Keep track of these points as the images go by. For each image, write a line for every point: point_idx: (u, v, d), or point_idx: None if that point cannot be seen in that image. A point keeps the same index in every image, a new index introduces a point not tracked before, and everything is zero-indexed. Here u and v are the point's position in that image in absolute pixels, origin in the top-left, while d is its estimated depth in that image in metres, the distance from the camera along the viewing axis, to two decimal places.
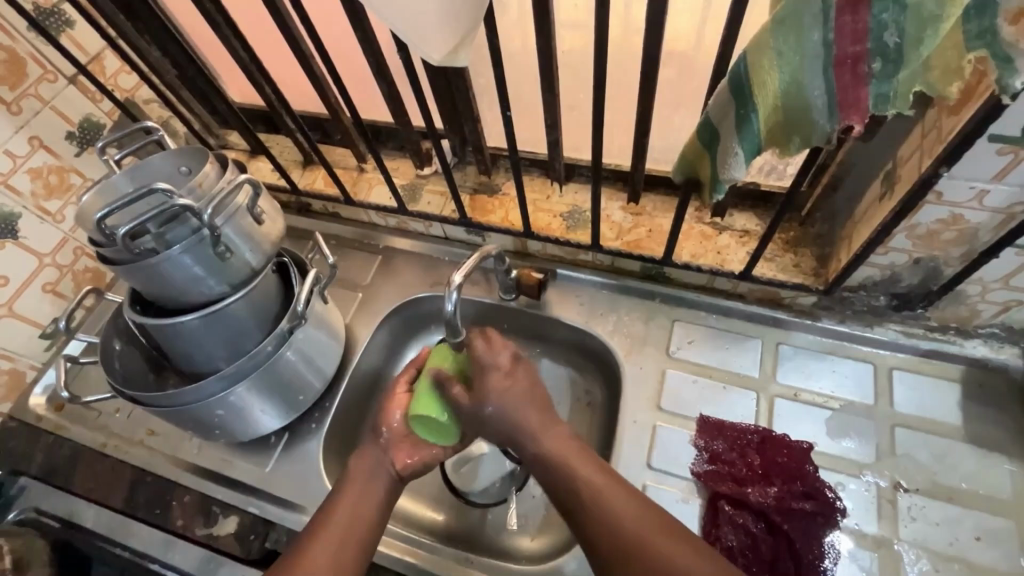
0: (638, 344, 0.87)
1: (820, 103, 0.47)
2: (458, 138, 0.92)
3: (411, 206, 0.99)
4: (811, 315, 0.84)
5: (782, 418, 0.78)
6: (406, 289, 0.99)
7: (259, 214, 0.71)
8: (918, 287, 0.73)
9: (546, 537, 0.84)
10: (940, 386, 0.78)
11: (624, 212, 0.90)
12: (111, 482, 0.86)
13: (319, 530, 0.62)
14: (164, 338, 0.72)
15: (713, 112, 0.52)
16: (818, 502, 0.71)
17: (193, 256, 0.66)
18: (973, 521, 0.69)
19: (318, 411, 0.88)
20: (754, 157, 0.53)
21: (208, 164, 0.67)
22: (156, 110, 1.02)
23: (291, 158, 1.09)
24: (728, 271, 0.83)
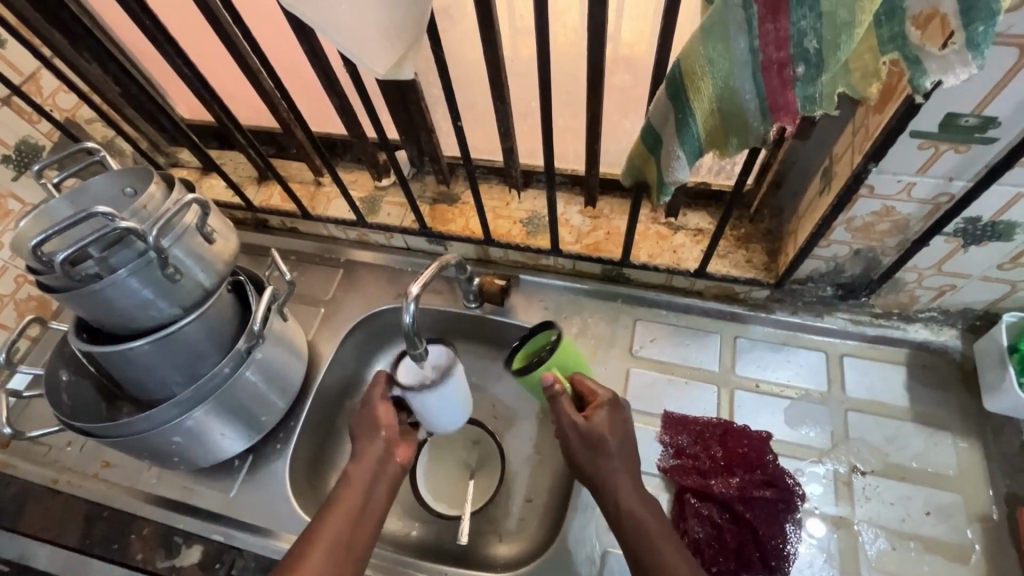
0: (603, 345, 0.88)
1: (752, 105, 0.49)
2: (414, 148, 0.92)
3: (370, 218, 0.98)
4: (766, 307, 0.87)
5: (742, 409, 0.81)
6: (369, 302, 0.98)
7: (209, 232, 0.69)
8: (861, 276, 0.76)
9: (519, 542, 0.84)
10: (888, 370, 0.81)
11: (582, 216, 0.91)
12: (64, 520, 0.82)
13: (315, 536, 0.64)
14: (114, 366, 0.70)
15: (654, 117, 0.54)
16: (778, 489, 0.72)
17: (142, 279, 0.64)
18: (923, 497, 0.72)
19: (283, 430, 0.87)
20: (695, 158, 0.55)
21: (152, 185, 0.65)
22: (100, 130, 0.99)
23: (245, 174, 1.07)
24: (683, 270, 0.85)
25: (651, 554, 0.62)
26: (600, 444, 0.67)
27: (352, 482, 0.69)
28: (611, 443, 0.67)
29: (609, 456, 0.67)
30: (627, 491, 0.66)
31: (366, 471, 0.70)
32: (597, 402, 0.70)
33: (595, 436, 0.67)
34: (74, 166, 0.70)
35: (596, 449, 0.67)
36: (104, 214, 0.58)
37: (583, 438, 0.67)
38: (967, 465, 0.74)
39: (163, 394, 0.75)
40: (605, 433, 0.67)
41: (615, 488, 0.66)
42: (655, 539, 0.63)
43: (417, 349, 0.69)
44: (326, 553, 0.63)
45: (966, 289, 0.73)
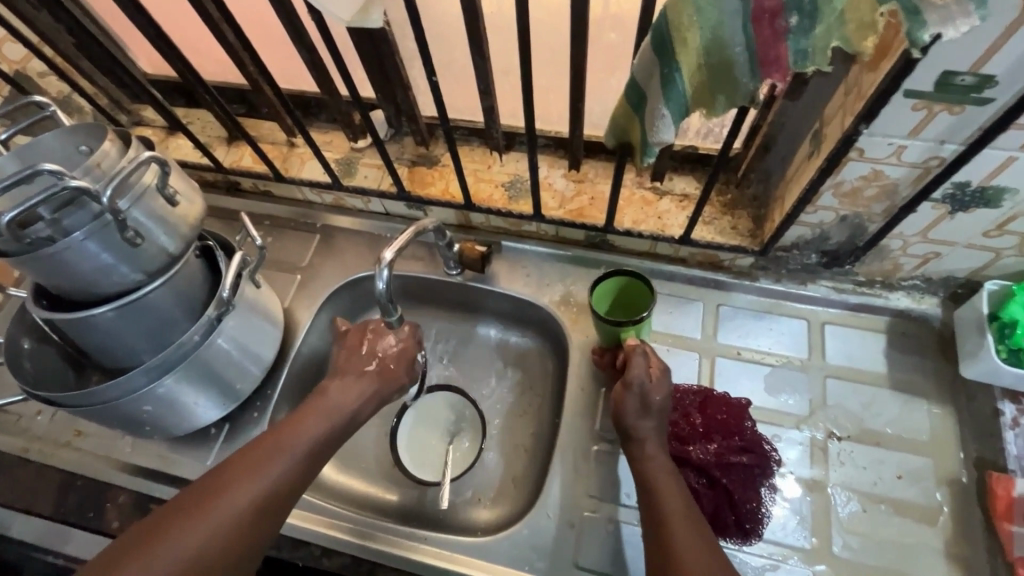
0: (585, 312, 0.87)
1: (741, 59, 0.47)
2: (391, 107, 0.88)
3: (346, 181, 0.94)
4: (750, 275, 0.86)
5: (723, 376, 0.81)
6: (347, 269, 0.96)
7: (172, 195, 0.66)
8: (846, 244, 0.75)
9: (500, 506, 0.85)
10: (868, 337, 0.82)
11: (566, 180, 0.89)
12: (36, 489, 0.81)
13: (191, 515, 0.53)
14: (77, 334, 0.67)
15: (638, 72, 0.51)
16: (755, 455, 0.73)
17: (100, 243, 0.60)
18: (896, 462, 0.74)
19: (260, 399, 0.85)
20: (682, 118, 0.52)
21: (107, 142, 0.61)
22: (55, 84, 0.93)
23: (214, 134, 1.02)
24: (668, 236, 0.84)
25: (661, 499, 0.61)
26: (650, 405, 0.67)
27: (265, 450, 0.59)
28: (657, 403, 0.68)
29: (649, 412, 0.67)
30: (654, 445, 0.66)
31: (306, 437, 0.62)
32: (655, 364, 0.70)
33: (641, 392, 0.68)
34: (22, 121, 0.66)
35: (644, 405, 0.68)
36: (52, 172, 0.54)
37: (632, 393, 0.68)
38: (941, 431, 0.75)
39: (131, 362, 0.73)
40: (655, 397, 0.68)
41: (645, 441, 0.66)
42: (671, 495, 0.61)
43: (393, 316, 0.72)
44: (207, 537, 0.52)
45: (951, 256, 0.72)
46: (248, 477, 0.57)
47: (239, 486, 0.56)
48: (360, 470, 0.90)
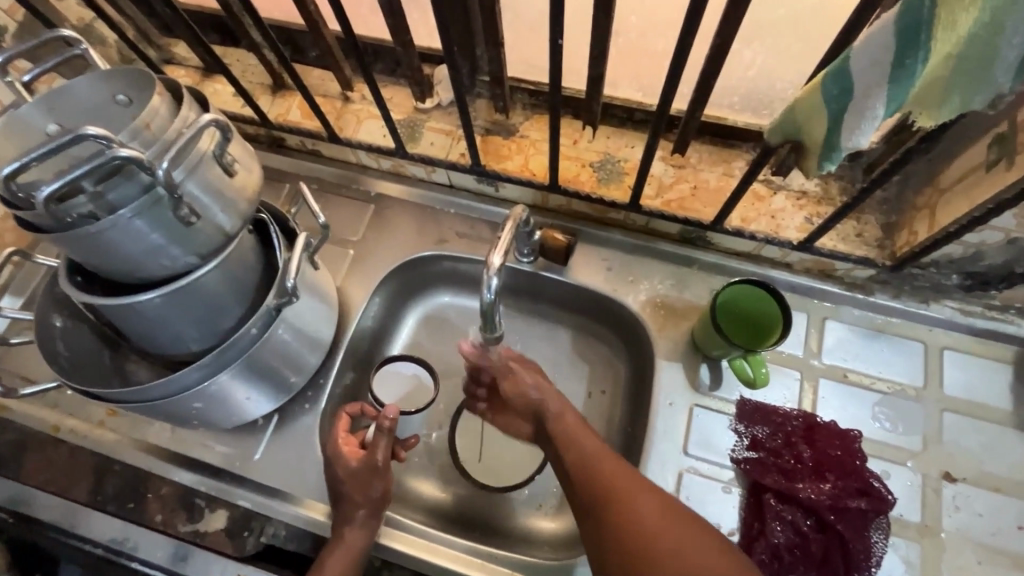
0: (674, 317, 0.78)
1: (1011, 56, 0.35)
2: (470, 65, 0.75)
3: (410, 147, 0.83)
4: (864, 288, 0.76)
5: (827, 400, 0.73)
6: (405, 247, 0.86)
7: (229, 162, 0.55)
8: (998, 267, 0.65)
9: (566, 518, 0.79)
10: (992, 369, 0.73)
11: (664, 164, 0.78)
12: (72, 472, 0.75)
13: None
14: (119, 319, 0.58)
15: (857, 55, 0.39)
16: (872, 499, 0.66)
17: (150, 222, 0.51)
18: (1017, 510, 0.67)
19: (312, 388, 0.77)
20: (888, 118, 0.41)
21: (155, 97, 0.50)
22: (76, 11, 0.80)
23: (257, 80, 0.89)
24: (782, 240, 0.73)
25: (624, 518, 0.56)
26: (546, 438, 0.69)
27: (344, 536, 0.65)
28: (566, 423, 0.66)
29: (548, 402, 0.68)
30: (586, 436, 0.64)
31: (365, 508, 0.66)
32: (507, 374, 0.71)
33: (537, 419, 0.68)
34: (49, 62, 0.54)
35: (562, 450, 0.64)
36: (96, 137, 0.44)
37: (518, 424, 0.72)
38: None
39: (177, 349, 0.65)
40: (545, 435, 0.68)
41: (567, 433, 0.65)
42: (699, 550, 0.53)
43: (494, 331, 0.63)
44: None
45: None
46: (334, 550, 0.65)
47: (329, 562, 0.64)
48: (415, 466, 0.83)
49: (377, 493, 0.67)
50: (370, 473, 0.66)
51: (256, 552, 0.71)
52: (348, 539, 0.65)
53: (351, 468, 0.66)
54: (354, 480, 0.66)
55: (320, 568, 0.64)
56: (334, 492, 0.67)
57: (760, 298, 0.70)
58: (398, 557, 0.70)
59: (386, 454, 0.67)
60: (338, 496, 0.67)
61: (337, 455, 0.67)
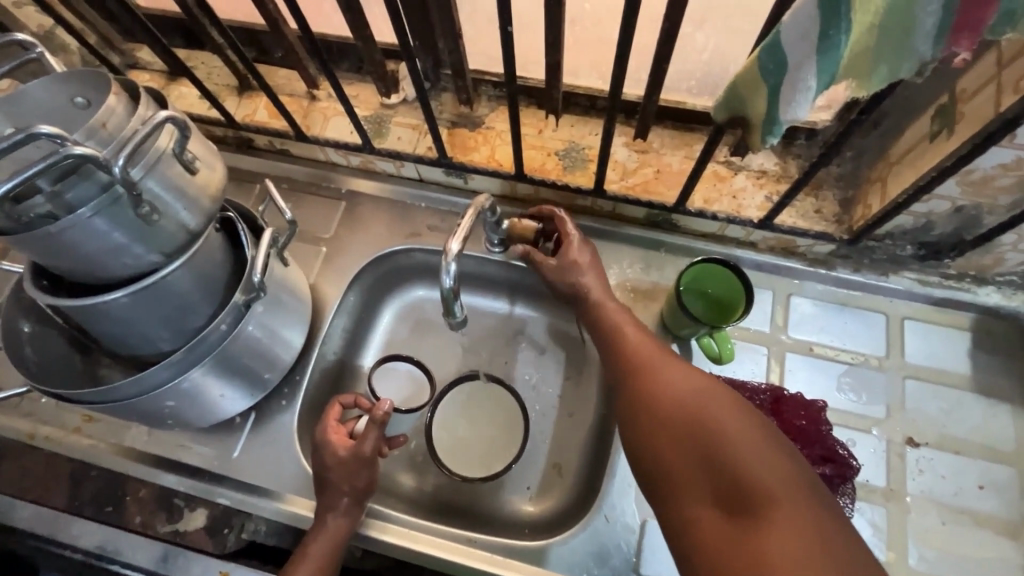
0: (643, 299, 0.80)
1: (929, 23, 0.37)
2: (432, 58, 0.76)
3: (377, 142, 0.84)
4: (826, 263, 0.78)
5: (794, 373, 0.75)
6: (378, 241, 0.86)
7: (190, 160, 0.55)
8: (950, 235, 0.67)
9: (546, 501, 0.80)
10: (951, 336, 0.76)
11: (628, 150, 0.79)
12: (49, 480, 0.75)
13: None
14: (86, 321, 0.58)
15: (787, 32, 0.40)
16: (835, 464, 0.69)
17: (109, 221, 0.51)
18: (978, 471, 0.69)
19: (288, 384, 0.78)
20: (824, 90, 0.43)
21: (110, 96, 0.50)
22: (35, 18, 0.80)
23: (222, 82, 0.89)
24: (744, 219, 0.75)
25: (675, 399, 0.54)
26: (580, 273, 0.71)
27: (328, 525, 0.66)
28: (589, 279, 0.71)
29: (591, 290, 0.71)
30: (632, 328, 0.66)
31: (349, 495, 0.67)
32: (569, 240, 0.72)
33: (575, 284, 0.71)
34: (3, 66, 0.55)
35: (605, 338, 0.67)
36: (50, 136, 0.44)
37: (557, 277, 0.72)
38: None
39: (148, 349, 0.65)
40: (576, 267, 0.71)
41: (615, 321, 0.67)
42: (712, 406, 0.52)
43: (455, 317, 0.64)
44: None
45: None
46: (319, 535, 0.66)
47: (316, 546, 0.65)
48: (395, 459, 0.84)
49: (363, 482, 0.68)
50: (351, 463, 0.67)
51: (237, 549, 0.72)
52: (331, 526, 0.66)
53: (339, 455, 0.68)
54: (340, 468, 0.67)
55: (305, 554, 0.66)
56: (319, 480, 0.68)
57: (726, 277, 0.71)
58: (384, 548, 0.70)
59: (374, 445, 0.68)
60: (323, 483, 0.67)
61: (326, 443, 0.69)
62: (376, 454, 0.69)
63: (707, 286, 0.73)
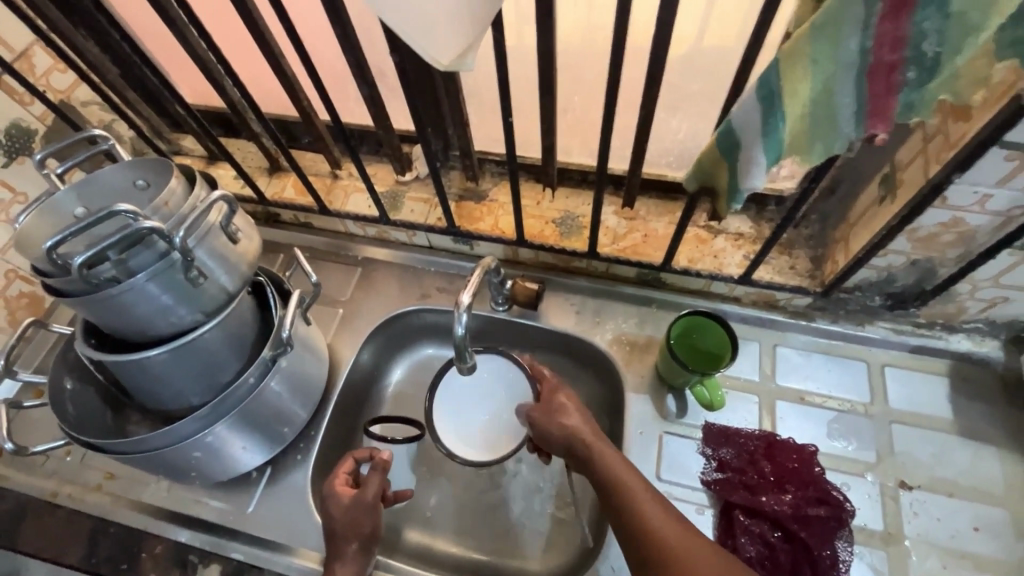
0: (638, 352, 0.85)
1: (849, 111, 0.46)
2: (443, 142, 0.87)
3: (392, 215, 0.93)
4: (806, 315, 0.84)
5: (784, 420, 0.79)
6: (390, 303, 0.94)
7: (234, 231, 0.64)
8: (912, 287, 0.74)
9: (554, 555, 0.81)
10: (930, 381, 0.80)
11: (618, 217, 0.88)
12: (67, 537, 0.76)
13: None
14: (127, 375, 0.64)
15: (736, 120, 0.50)
16: (830, 506, 0.70)
17: (162, 284, 0.58)
18: (971, 513, 0.71)
19: (303, 440, 0.82)
20: (776, 165, 0.51)
21: (173, 179, 0.59)
22: (97, 114, 0.92)
23: (255, 165, 1.00)
24: (726, 275, 0.82)
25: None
26: (565, 416, 0.68)
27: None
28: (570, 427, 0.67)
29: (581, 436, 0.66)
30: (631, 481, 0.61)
31: (354, 543, 0.69)
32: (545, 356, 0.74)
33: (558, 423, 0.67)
34: (81, 155, 0.64)
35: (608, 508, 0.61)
36: (126, 212, 0.52)
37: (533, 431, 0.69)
38: (1014, 480, 0.73)
39: (178, 404, 0.70)
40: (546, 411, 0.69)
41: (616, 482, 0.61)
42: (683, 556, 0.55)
43: (466, 360, 0.70)
44: None
45: (1018, 302, 0.72)
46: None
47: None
48: (405, 515, 0.85)
49: (367, 528, 0.69)
50: (349, 507, 0.69)
51: None
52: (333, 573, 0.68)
53: (344, 503, 0.70)
54: (347, 516, 0.69)
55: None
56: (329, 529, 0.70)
57: (710, 329, 0.77)
58: None
59: (376, 492, 0.69)
60: (332, 533, 0.70)
61: (333, 494, 0.70)
62: (378, 500, 0.70)
63: (694, 340, 0.79)
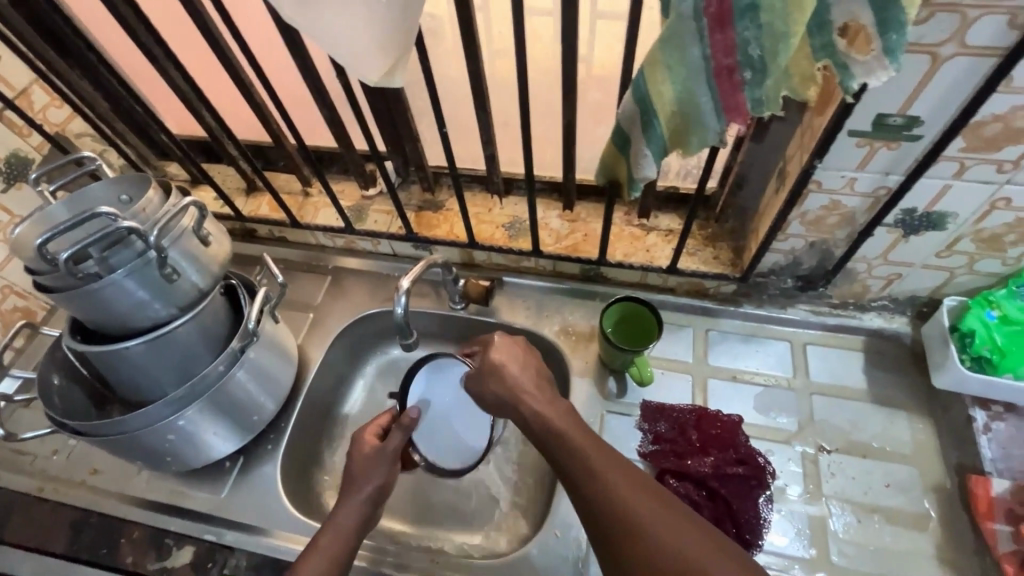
0: (583, 341, 0.93)
1: (708, 107, 0.54)
2: (400, 158, 0.97)
3: (358, 225, 1.02)
4: (734, 301, 0.93)
5: (715, 396, 0.86)
6: (357, 307, 1.01)
7: (205, 235, 0.72)
8: (817, 268, 0.83)
9: (510, 534, 0.86)
10: (848, 356, 0.88)
11: (561, 220, 0.97)
12: (51, 528, 0.82)
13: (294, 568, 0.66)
14: (109, 366, 0.71)
15: (622, 121, 0.60)
16: (750, 467, 0.77)
17: (138, 279, 0.66)
18: (884, 471, 0.78)
19: (274, 431, 0.88)
20: (662, 157, 0.61)
21: (152, 190, 0.69)
22: (90, 143, 1.02)
23: (234, 186, 1.10)
24: (657, 267, 0.91)
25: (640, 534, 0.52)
26: (508, 378, 0.69)
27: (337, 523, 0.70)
28: (523, 378, 0.69)
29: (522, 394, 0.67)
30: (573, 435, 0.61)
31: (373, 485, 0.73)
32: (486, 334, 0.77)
33: (524, 405, 0.66)
34: (71, 174, 0.73)
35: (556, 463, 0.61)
36: (107, 214, 0.61)
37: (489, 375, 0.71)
38: (923, 441, 0.80)
39: (155, 395, 0.77)
40: (506, 361, 0.71)
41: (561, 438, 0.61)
42: (653, 531, 0.52)
43: (407, 338, 0.79)
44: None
45: (911, 277, 0.80)
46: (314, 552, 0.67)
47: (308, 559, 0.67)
48: None
49: (383, 477, 0.75)
50: (375, 453, 0.76)
51: None
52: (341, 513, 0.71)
53: (366, 450, 0.76)
54: (365, 461, 0.75)
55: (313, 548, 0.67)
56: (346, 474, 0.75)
57: (642, 313, 0.85)
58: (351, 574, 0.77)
59: (397, 446, 0.77)
60: (349, 476, 0.74)
61: (359, 439, 0.77)
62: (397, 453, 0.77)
63: (625, 324, 0.87)
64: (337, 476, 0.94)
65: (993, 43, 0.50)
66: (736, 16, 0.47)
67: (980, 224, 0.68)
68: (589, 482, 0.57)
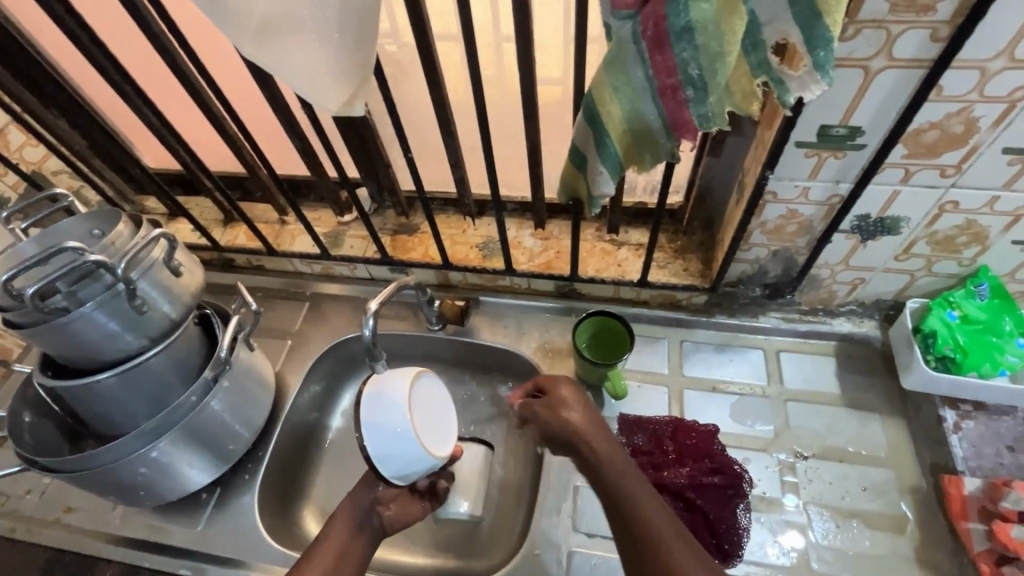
0: (559, 357, 0.93)
1: (656, 124, 0.56)
2: (374, 184, 0.99)
3: (334, 251, 1.03)
4: (707, 312, 0.94)
5: (692, 406, 0.86)
6: (335, 332, 1.02)
7: (176, 266, 0.73)
8: (783, 276, 0.84)
9: (493, 556, 0.85)
10: (821, 361, 0.89)
11: (534, 238, 0.98)
12: (22, 570, 0.80)
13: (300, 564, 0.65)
14: (80, 401, 0.71)
15: (577, 140, 0.62)
16: (726, 475, 0.78)
17: (108, 312, 0.66)
18: (859, 475, 0.78)
19: (251, 460, 0.88)
20: (619, 174, 0.62)
21: (121, 224, 0.69)
22: (67, 181, 1.03)
23: (212, 217, 1.11)
24: (628, 280, 0.92)
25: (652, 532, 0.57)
26: (565, 410, 0.71)
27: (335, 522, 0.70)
28: (571, 406, 0.72)
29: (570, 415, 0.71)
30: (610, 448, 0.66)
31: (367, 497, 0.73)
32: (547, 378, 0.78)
33: (576, 434, 0.69)
34: (43, 212, 0.74)
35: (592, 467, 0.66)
36: (74, 248, 0.62)
37: (547, 409, 0.73)
38: (897, 443, 0.80)
39: (128, 428, 0.77)
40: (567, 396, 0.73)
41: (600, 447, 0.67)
42: (666, 547, 0.56)
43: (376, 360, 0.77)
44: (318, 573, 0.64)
45: (875, 281, 0.82)
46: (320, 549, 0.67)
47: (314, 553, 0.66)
48: None
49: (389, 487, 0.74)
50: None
51: None
52: (340, 518, 0.70)
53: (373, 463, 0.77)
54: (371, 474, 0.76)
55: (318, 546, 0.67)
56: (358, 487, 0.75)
57: (609, 324, 0.86)
58: None
59: None
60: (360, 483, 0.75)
61: None
62: None
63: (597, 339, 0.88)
64: (317, 504, 0.93)
65: (919, 55, 0.52)
66: (673, 39, 0.49)
67: (933, 227, 0.70)
68: (620, 496, 0.61)
